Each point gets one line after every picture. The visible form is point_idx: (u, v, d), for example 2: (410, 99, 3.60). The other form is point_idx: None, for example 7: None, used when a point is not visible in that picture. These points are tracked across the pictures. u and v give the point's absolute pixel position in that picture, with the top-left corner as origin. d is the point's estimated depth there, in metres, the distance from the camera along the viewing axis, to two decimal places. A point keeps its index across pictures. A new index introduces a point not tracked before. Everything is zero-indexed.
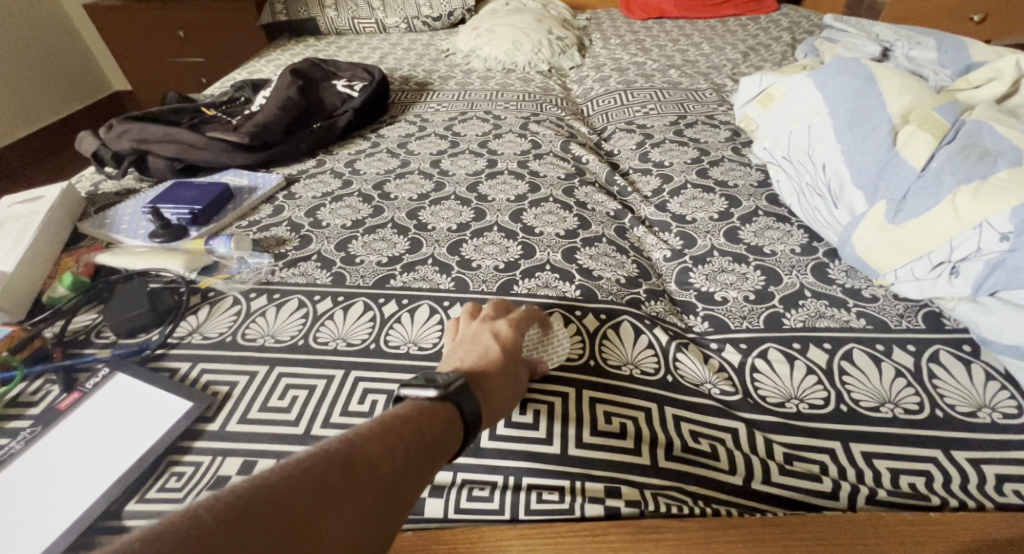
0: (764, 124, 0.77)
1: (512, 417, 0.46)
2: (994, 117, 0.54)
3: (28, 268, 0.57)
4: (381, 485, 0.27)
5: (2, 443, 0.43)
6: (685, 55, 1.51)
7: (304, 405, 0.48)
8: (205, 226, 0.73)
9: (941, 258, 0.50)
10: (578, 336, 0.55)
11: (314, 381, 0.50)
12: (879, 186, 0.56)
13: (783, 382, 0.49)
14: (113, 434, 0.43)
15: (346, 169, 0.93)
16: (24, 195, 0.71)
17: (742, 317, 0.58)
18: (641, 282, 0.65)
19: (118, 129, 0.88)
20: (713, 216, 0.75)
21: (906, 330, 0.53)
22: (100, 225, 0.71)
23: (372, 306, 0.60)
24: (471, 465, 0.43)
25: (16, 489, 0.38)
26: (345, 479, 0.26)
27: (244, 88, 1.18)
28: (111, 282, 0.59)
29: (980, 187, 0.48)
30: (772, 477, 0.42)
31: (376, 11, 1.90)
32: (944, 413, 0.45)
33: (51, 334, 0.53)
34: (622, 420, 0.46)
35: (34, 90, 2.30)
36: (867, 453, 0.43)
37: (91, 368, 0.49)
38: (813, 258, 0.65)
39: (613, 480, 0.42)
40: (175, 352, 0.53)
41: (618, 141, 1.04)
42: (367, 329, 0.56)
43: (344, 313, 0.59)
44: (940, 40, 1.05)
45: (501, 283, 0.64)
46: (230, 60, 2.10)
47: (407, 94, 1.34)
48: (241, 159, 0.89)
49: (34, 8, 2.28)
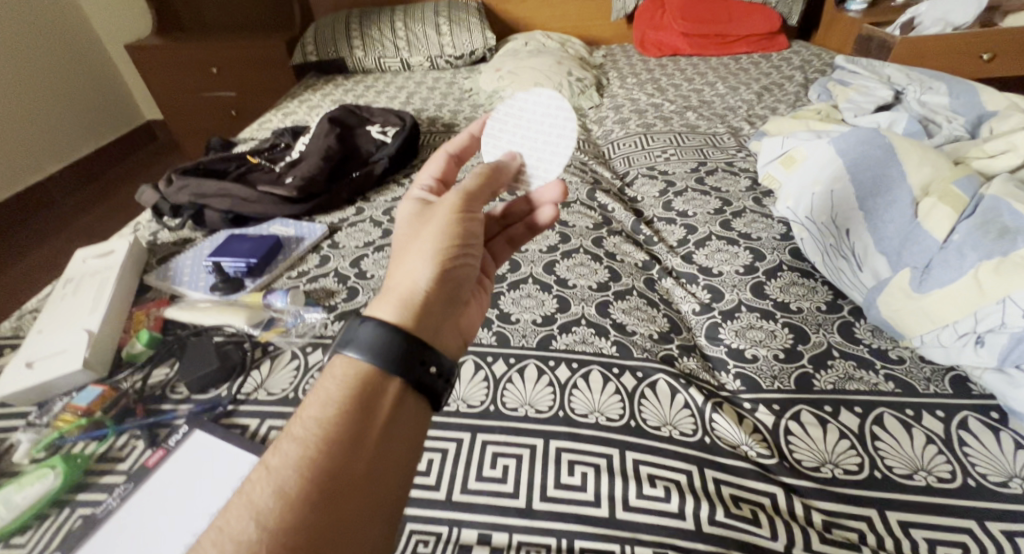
0: (786, 184, 0.81)
1: (561, 478, 0.50)
2: (1011, 193, 0.58)
3: (110, 326, 0.66)
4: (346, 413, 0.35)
5: (101, 499, 0.48)
6: (701, 96, 1.56)
7: (441, 470, 0.52)
8: (260, 277, 0.79)
9: (966, 329, 0.53)
10: (617, 396, 0.58)
11: (446, 444, 0.55)
12: (903, 254, 0.61)
13: (818, 445, 0.52)
14: (194, 490, 0.47)
15: (384, 218, 0.98)
16: (99, 250, 0.81)
17: (773, 377, 0.60)
18: (673, 337, 0.68)
19: (176, 184, 0.97)
20: (739, 270, 0.78)
21: (934, 395, 0.55)
22: (165, 278, 0.79)
23: (482, 366, 0.64)
24: (528, 527, 0.46)
25: (117, 544, 0.43)
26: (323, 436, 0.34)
27: (284, 135, 1.25)
28: (182, 339, 0.66)
29: (1002, 264, 0.51)
30: (815, 545, 0.44)
31: (401, 49, 1.97)
32: (976, 482, 0.47)
33: (132, 389, 0.59)
34: (665, 483, 0.49)
35: (75, 124, 2.43)
36: (904, 522, 0.45)
37: (170, 424, 0.55)
38: (839, 316, 0.67)
39: (661, 546, 0.44)
40: (243, 408, 0.57)
41: (641, 187, 1.08)
42: (483, 391, 0.61)
43: None
44: (952, 86, 1.08)
45: (540, 337, 0.68)
46: (260, 96, 2.19)
47: (435, 136, 1.40)
48: (288, 210, 0.95)
49: (75, 49, 2.43)
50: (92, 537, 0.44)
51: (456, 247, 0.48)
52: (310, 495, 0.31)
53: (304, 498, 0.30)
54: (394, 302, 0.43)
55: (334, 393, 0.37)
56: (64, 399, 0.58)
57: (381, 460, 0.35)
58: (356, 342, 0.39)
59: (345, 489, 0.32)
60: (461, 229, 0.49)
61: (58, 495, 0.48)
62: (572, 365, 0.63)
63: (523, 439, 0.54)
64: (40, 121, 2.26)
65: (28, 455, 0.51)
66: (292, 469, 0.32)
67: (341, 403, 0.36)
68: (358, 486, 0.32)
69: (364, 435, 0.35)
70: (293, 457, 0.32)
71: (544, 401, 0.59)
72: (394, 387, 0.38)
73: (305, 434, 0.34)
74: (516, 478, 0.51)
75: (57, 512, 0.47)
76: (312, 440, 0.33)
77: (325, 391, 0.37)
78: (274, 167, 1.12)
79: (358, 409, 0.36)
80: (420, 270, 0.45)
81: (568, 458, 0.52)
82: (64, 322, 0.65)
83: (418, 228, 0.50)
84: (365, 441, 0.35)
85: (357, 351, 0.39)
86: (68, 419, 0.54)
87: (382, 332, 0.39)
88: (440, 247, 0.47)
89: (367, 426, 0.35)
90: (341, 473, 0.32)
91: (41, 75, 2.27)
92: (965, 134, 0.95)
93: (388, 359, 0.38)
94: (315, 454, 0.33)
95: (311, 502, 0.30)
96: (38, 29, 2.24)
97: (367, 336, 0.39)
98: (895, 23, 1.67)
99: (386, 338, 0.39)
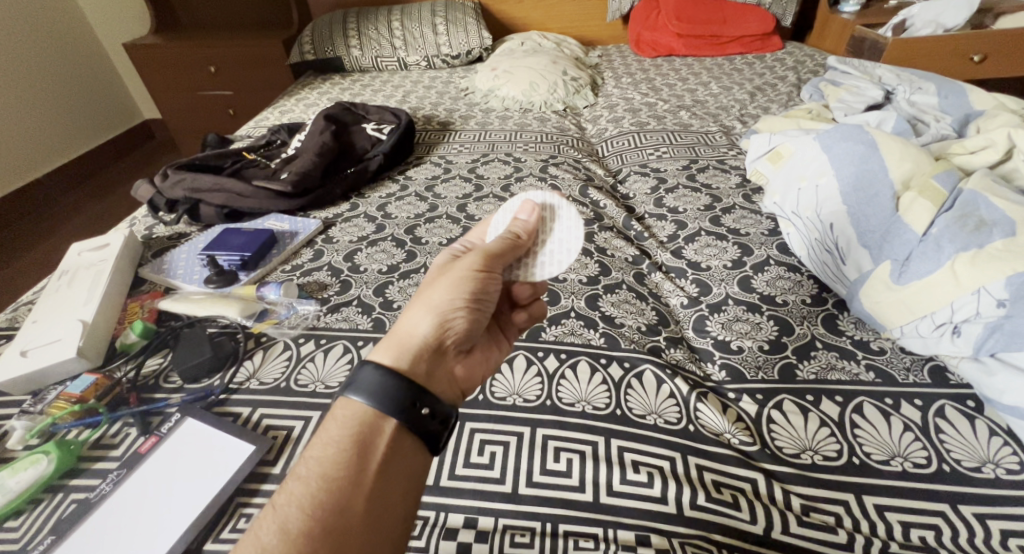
0: (774, 180, 0.85)
1: (547, 464, 0.51)
2: (988, 189, 0.60)
3: (103, 316, 0.66)
4: (344, 458, 0.39)
5: (94, 484, 0.49)
6: (694, 95, 1.57)
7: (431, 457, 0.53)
8: (254, 271, 0.80)
9: (943, 319, 0.54)
10: (604, 385, 0.59)
11: None
12: (883, 248, 0.62)
13: (799, 433, 0.53)
14: (188, 475, 0.48)
15: (378, 213, 0.99)
16: (94, 243, 0.82)
17: (757, 368, 0.61)
18: (660, 329, 0.69)
19: (173, 179, 0.98)
20: (726, 264, 0.79)
21: (913, 384, 0.56)
22: (160, 271, 0.80)
23: None
24: (514, 512, 0.47)
25: (109, 528, 0.44)
26: (322, 480, 0.37)
27: (280, 132, 1.25)
28: (176, 330, 0.67)
29: (978, 256, 0.53)
30: (791, 528, 0.45)
31: (398, 48, 1.97)
32: (950, 467, 0.48)
33: (126, 378, 0.60)
34: (649, 469, 0.50)
35: (72, 121, 2.43)
36: (880, 506, 0.46)
37: (163, 413, 0.56)
38: (824, 309, 0.69)
39: (644, 529, 0.45)
40: (235, 397, 0.58)
41: (633, 184, 1.09)
42: None
43: None
44: (941, 86, 1.10)
45: (529, 329, 0.69)
46: (257, 94, 2.19)
47: (429, 134, 1.40)
48: (282, 206, 0.97)
49: (72, 45, 2.43)
50: (86, 520, 0.44)
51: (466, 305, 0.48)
52: (311, 531, 0.34)
53: (307, 534, 0.34)
54: (394, 347, 0.46)
55: (336, 435, 0.40)
56: (58, 388, 0.58)
57: (377, 496, 0.38)
58: (357, 385, 0.42)
59: (343, 524, 0.36)
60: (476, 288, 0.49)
61: (52, 480, 0.49)
62: (561, 356, 0.64)
63: (511, 427, 0.56)
64: (37, 118, 2.25)
65: (21, 442, 0.52)
66: (294, 508, 0.35)
67: (341, 445, 0.39)
68: (354, 522, 0.36)
69: (359, 476, 0.38)
70: (296, 500, 0.36)
71: (532, 390, 0.60)
72: (390, 430, 0.41)
73: (309, 475, 0.38)
74: (503, 464, 0.52)
75: (50, 497, 0.47)
76: (315, 480, 0.37)
77: (327, 434, 0.41)
78: (269, 162, 1.13)
79: (359, 452, 0.39)
80: (420, 320, 0.47)
81: (554, 445, 0.53)
82: (58, 313, 0.66)
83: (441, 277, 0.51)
84: (361, 480, 0.38)
85: (355, 393, 0.42)
86: (61, 406, 0.55)
87: (377, 378, 0.42)
88: (447, 300, 0.48)
89: (364, 465, 0.39)
90: (338, 511, 0.36)
91: (38, 70, 2.26)
92: (952, 132, 0.96)
93: (383, 404, 0.41)
94: (317, 495, 0.36)
95: (310, 536, 0.34)
96: (33, 24, 2.23)
97: (365, 380, 0.42)
98: (887, 25, 1.68)
99: (383, 384, 0.42)
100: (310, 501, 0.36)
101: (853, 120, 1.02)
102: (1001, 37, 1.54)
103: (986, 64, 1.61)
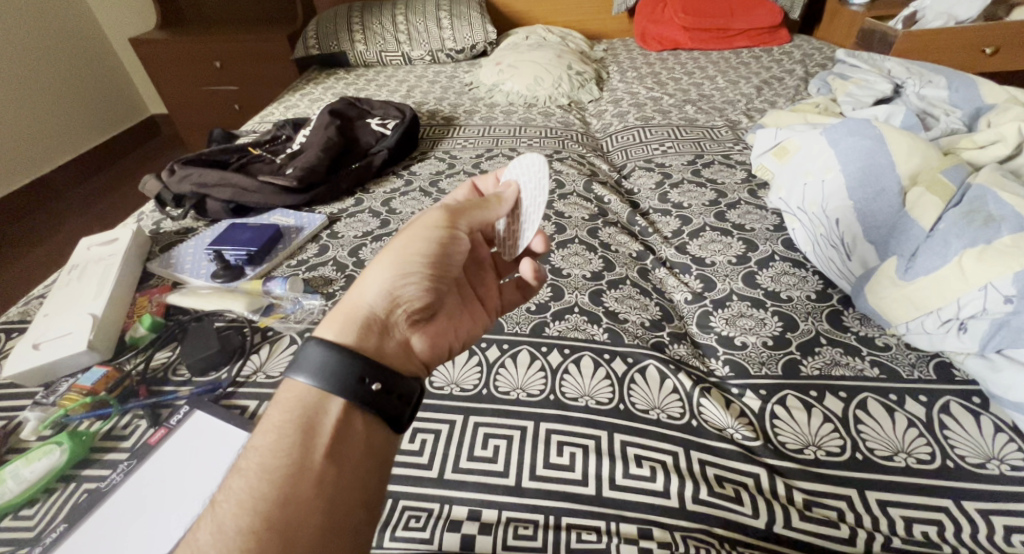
0: (781, 175, 0.85)
1: (550, 458, 0.52)
2: (998, 183, 0.61)
3: (113, 309, 0.68)
4: (286, 448, 0.37)
5: (105, 474, 0.50)
6: (700, 90, 1.56)
7: (435, 449, 0.54)
8: (260, 266, 0.80)
9: (950, 315, 0.54)
10: (607, 380, 0.60)
11: (440, 425, 0.56)
12: (890, 244, 0.63)
13: (802, 429, 0.53)
14: (196, 465, 0.49)
15: (382, 209, 0.99)
16: (103, 238, 0.83)
17: (761, 363, 0.61)
18: (665, 324, 0.69)
19: (179, 174, 0.99)
20: (731, 259, 0.79)
21: (918, 381, 0.56)
22: (167, 265, 0.81)
23: (476, 350, 0.65)
24: (516, 504, 0.48)
25: (117, 519, 0.45)
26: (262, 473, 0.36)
27: (285, 127, 1.26)
28: (184, 324, 0.67)
29: (986, 251, 0.53)
30: (794, 523, 0.45)
31: (402, 44, 1.96)
32: (955, 464, 0.48)
33: (135, 371, 0.61)
34: (652, 463, 0.50)
35: (80, 115, 2.44)
36: (883, 500, 0.46)
37: (172, 405, 0.57)
38: (828, 305, 0.68)
39: (646, 523, 0.46)
40: (242, 391, 0.58)
41: (638, 179, 1.08)
42: (476, 375, 0.62)
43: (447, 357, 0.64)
44: (951, 79, 1.08)
45: (533, 324, 0.69)
46: (262, 90, 2.19)
47: (434, 129, 1.40)
48: (288, 201, 0.97)
49: (78, 39, 2.44)
50: (97, 510, 0.45)
51: (415, 267, 0.48)
52: (255, 527, 0.33)
53: (243, 528, 0.33)
54: (341, 320, 0.45)
55: (284, 422, 0.39)
56: (69, 380, 0.60)
57: (329, 480, 0.37)
58: (301, 366, 0.42)
59: (292, 514, 0.34)
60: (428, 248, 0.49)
61: (65, 470, 0.50)
62: (564, 351, 0.64)
63: (514, 421, 0.56)
64: (45, 114, 2.27)
65: (35, 432, 0.54)
66: (234, 503, 0.35)
67: (284, 431, 0.38)
68: (303, 512, 0.35)
69: (305, 462, 0.37)
70: (233, 496, 0.35)
71: (535, 385, 0.60)
72: (337, 410, 0.40)
73: (250, 469, 0.37)
74: (506, 458, 0.52)
75: (63, 486, 0.48)
76: (255, 471, 0.36)
77: (270, 421, 0.40)
78: (274, 158, 1.13)
79: (302, 437, 0.38)
80: (370, 289, 0.47)
81: (557, 439, 0.53)
82: (68, 306, 0.67)
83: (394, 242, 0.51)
84: (308, 467, 0.37)
85: (301, 374, 0.41)
86: (73, 398, 0.56)
87: (321, 356, 0.41)
88: (400, 263, 0.48)
89: (311, 449, 0.38)
90: (282, 502, 0.35)
91: (45, 64, 2.27)
92: (963, 127, 0.94)
93: (330, 385, 0.40)
94: (259, 488, 0.35)
95: (254, 525, 0.33)
96: (38, 18, 2.24)
97: (313, 359, 0.42)
98: (897, 18, 1.66)
99: (326, 363, 0.41)
100: (247, 498, 0.35)
101: (862, 114, 1.01)
102: (1014, 29, 1.52)
103: (997, 57, 1.59)
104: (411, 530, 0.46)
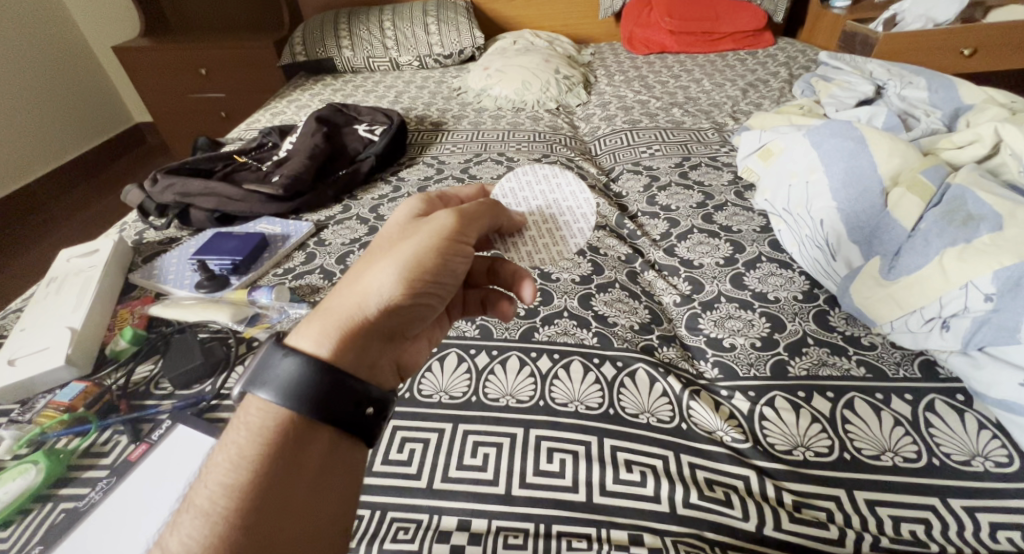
0: (766, 177, 0.86)
1: (540, 465, 0.51)
2: (975, 182, 0.62)
3: (92, 322, 0.66)
4: (253, 476, 0.34)
5: (83, 493, 0.48)
6: (687, 92, 1.57)
7: (424, 459, 0.53)
8: (245, 275, 0.79)
9: (932, 314, 0.55)
10: (597, 384, 0.59)
11: (429, 434, 0.56)
12: (874, 244, 0.64)
13: (790, 430, 0.53)
14: (179, 479, 0.48)
15: (370, 215, 0.99)
16: (83, 249, 0.81)
17: (749, 364, 0.61)
18: (653, 327, 0.69)
19: (162, 183, 0.98)
20: (718, 261, 0.79)
21: (903, 379, 0.57)
22: (150, 276, 0.79)
23: (465, 358, 0.65)
24: (508, 514, 0.47)
25: (97, 536, 0.44)
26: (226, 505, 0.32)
27: (271, 134, 1.25)
28: (166, 335, 0.66)
29: (965, 250, 0.54)
30: (783, 524, 0.45)
31: (390, 49, 1.96)
32: (940, 461, 0.49)
33: (116, 386, 0.60)
34: (642, 468, 0.50)
35: (62, 124, 2.40)
36: (871, 500, 0.46)
37: (154, 419, 0.55)
38: (815, 305, 0.69)
39: (636, 528, 0.45)
40: (226, 404, 0.57)
41: (626, 182, 1.08)
42: (465, 382, 0.61)
43: (441, 365, 0.64)
44: (930, 80, 1.10)
45: (522, 330, 0.69)
46: (248, 96, 2.17)
47: (422, 135, 1.40)
48: (273, 209, 0.96)
49: (60, 46, 2.40)
50: (76, 529, 0.44)
51: (421, 280, 0.41)
52: None
53: None
54: (326, 329, 0.40)
55: (236, 445, 0.35)
56: (47, 396, 0.58)
57: (306, 508, 0.34)
58: (265, 382, 0.37)
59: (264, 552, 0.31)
60: (436, 264, 0.42)
61: (41, 490, 0.48)
62: (553, 357, 0.64)
63: (505, 428, 0.56)
64: (27, 123, 2.24)
65: (9, 451, 0.52)
66: (192, 543, 0.31)
67: (247, 455, 0.34)
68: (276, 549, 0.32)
69: (276, 491, 0.33)
70: (186, 536, 0.32)
71: (525, 392, 0.60)
72: (310, 431, 0.37)
73: (212, 499, 0.33)
74: (495, 465, 0.52)
75: (40, 507, 0.47)
76: (218, 504, 0.32)
77: (234, 444, 0.35)
78: (260, 165, 1.13)
79: (271, 463, 0.34)
80: (361, 298, 0.40)
81: (547, 446, 0.53)
82: (46, 320, 0.66)
83: (401, 239, 0.44)
84: (280, 497, 0.33)
85: (265, 391, 0.37)
86: (50, 415, 0.54)
87: (293, 375, 0.36)
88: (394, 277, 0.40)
89: (283, 478, 0.34)
90: (251, 541, 0.31)
91: (25, 72, 2.24)
92: (943, 126, 0.96)
93: (302, 406, 0.36)
94: (223, 525, 0.32)
95: None
96: (19, 26, 2.20)
97: (274, 373, 0.37)
98: (877, 20, 1.69)
99: (297, 381, 0.36)
100: (211, 536, 0.31)
101: (845, 115, 1.02)
102: (991, 31, 1.55)
103: (976, 58, 1.62)
104: (400, 542, 0.45)
